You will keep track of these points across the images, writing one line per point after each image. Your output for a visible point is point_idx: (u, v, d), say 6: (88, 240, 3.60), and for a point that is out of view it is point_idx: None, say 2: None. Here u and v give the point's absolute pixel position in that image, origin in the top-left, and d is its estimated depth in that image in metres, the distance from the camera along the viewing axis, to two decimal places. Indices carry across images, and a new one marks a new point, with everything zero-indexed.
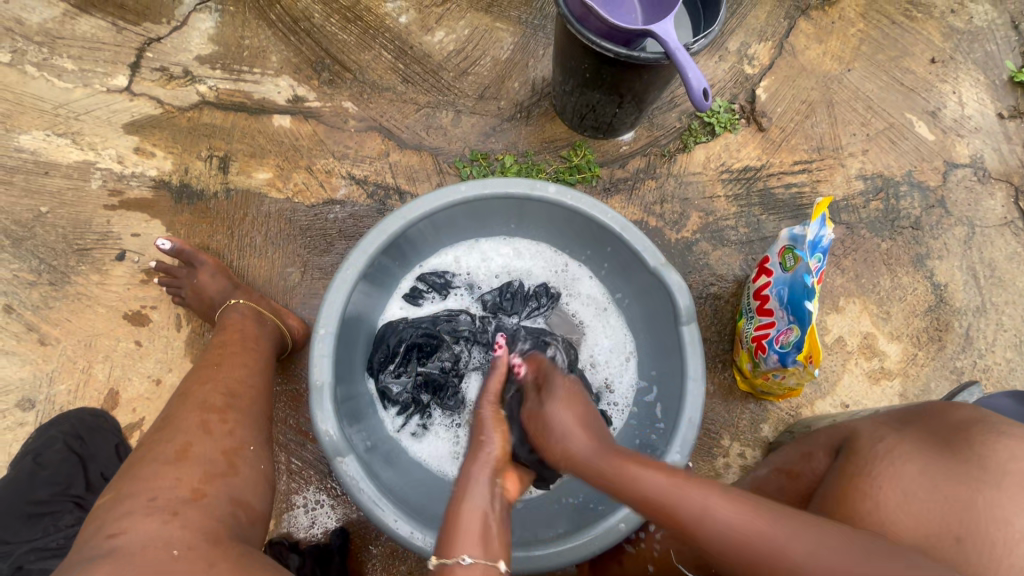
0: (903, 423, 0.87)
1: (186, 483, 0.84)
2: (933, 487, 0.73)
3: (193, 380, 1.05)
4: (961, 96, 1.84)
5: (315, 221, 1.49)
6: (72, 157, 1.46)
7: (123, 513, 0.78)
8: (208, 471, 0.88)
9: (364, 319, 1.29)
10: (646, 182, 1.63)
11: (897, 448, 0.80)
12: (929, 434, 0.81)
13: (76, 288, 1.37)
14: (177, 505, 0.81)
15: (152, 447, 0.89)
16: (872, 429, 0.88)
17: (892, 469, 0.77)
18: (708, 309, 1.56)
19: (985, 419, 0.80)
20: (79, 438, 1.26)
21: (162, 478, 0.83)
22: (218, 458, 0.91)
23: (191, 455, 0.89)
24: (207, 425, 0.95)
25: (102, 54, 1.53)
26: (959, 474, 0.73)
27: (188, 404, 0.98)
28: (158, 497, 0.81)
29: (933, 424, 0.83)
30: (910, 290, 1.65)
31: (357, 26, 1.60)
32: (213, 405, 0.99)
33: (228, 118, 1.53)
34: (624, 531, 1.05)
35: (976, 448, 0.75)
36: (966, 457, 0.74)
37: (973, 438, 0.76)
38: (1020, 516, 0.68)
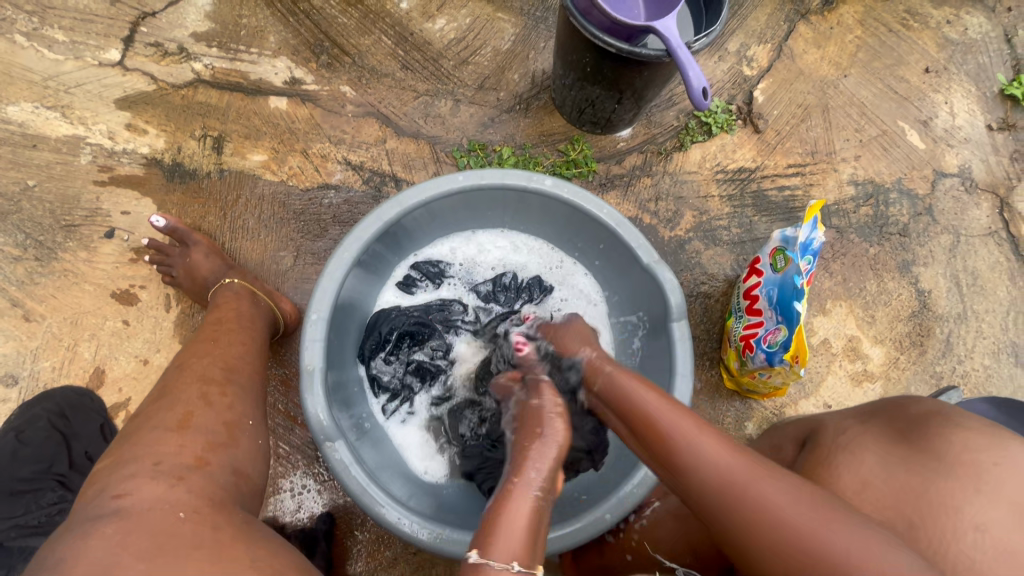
0: (871, 416, 0.89)
1: (189, 450, 0.83)
2: (889, 476, 0.74)
3: (189, 354, 1.04)
4: (953, 106, 1.87)
5: (309, 206, 1.47)
6: (62, 131, 1.43)
7: (128, 474, 0.77)
8: (210, 441, 0.87)
9: (358, 305, 1.29)
10: (642, 180, 1.64)
11: (859, 441, 0.82)
12: (891, 428, 0.82)
13: (64, 265, 1.35)
14: (182, 471, 0.80)
15: (153, 415, 0.88)
16: (838, 422, 0.90)
17: (853, 460, 0.79)
18: (698, 307, 1.57)
19: (946, 413, 0.80)
20: (63, 417, 1.24)
21: (165, 443, 0.83)
22: (218, 428, 0.90)
23: (192, 425, 0.87)
24: (207, 396, 0.94)
25: (94, 26, 1.49)
26: (915, 463, 0.73)
27: (187, 376, 0.97)
28: (162, 463, 0.80)
29: (895, 418, 0.84)
30: (895, 295, 1.68)
31: (357, 10, 1.59)
32: (213, 377, 0.98)
33: (224, 98, 1.51)
34: (608, 522, 1.07)
35: (933, 440, 0.75)
36: (923, 448, 0.75)
37: (932, 431, 0.77)
38: (972, 505, 0.67)
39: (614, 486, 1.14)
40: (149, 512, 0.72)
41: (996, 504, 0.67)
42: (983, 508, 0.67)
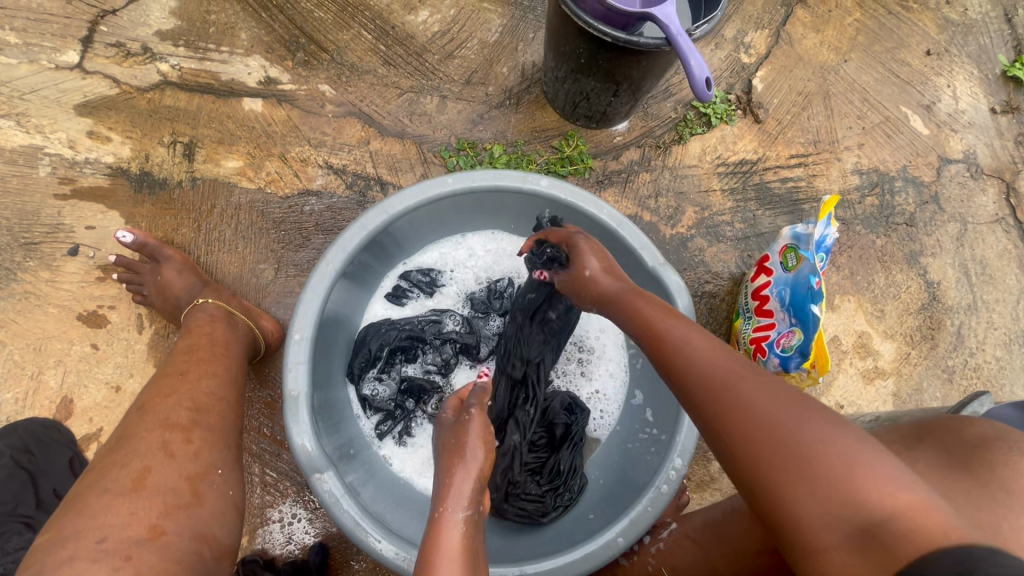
0: (917, 438, 0.80)
1: (141, 519, 0.73)
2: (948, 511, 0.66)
3: (153, 392, 0.93)
4: (956, 90, 1.83)
5: (290, 214, 1.38)
6: (18, 141, 1.33)
7: (64, 559, 0.67)
8: (169, 503, 0.77)
9: (345, 319, 1.21)
10: (641, 175, 1.56)
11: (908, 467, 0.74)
12: (944, 454, 0.73)
13: (24, 286, 1.25)
14: (130, 548, 0.70)
15: (103, 474, 0.78)
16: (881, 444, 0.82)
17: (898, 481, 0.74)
18: (703, 308, 1.50)
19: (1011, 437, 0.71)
20: (29, 452, 1.14)
21: (113, 514, 0.72)
22: (180, 485, 0.79)
23: (150, 484, 0.77)
24: (168, 446, 0.83)
25: (48, 27, 1.39)
26: (980, 498, 0.64)
27: (147, 421, 0.86)
28: (107, 540, 0.70)
29: (948, 439, 0.75)
30: (905, 287, 1.62)
31: (334, 3, 1.50)
32: (176, 422, 0.87)
33: (193, 101, 1.41)
34: (621, 546, 1.00)
35: (998, 469, 0.66)
36: (987, 478, 0.66)
37: (995, 458, 0.68)
38: None
39: (626, 505, 1.08)
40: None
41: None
42: None
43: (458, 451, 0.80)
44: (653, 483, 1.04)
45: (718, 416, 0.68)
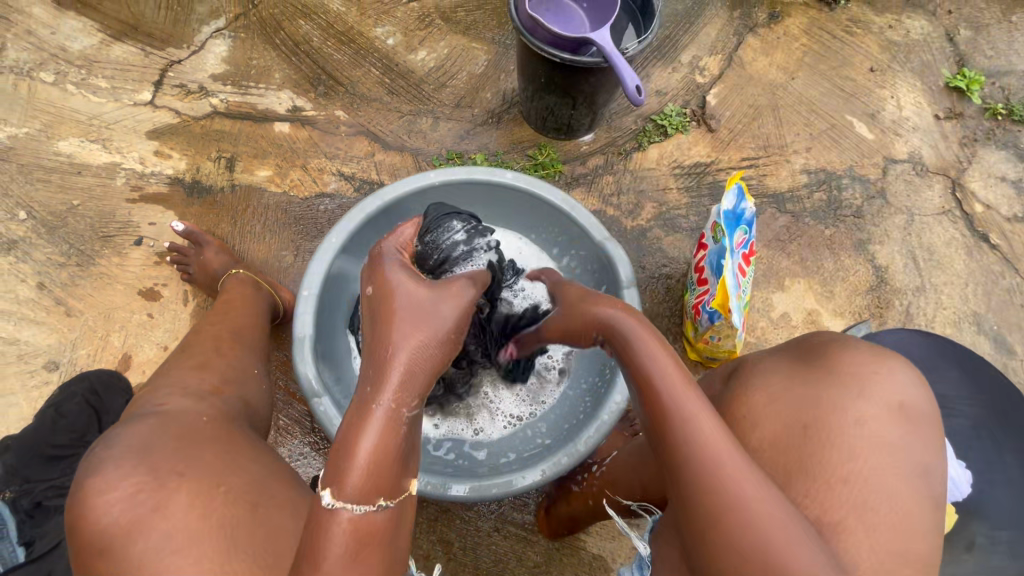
0: (782, 352, 1.04)
1: (207, 381, 1.06)
2: (791, 392, 0.92)
3: (205, 321, 1.27)
4: (899, 100, 2.04)
5: (308, 212, 1.68)
6: (102, 159, 1.69)
7: (163, 393, 0.99)
8: (223, 378, 1.10)
9: (350, 283, 1.47)
10: (604, 177, 1.81)
11: (768, 369, 0.99)
12: (793, 358, 0.99)
13: (100, 269, 1.57)
14: (202, 394, 1.02)
15: (178, 360, 1.12)
16: (756, 359, 1.06)
17: (761, 386, 0.96)
18: (660, 287, 1.69)
19: (839, 341, 0.98)
20: (96, 394, 1.40)
21: (190, 377, 1.06)
22: (231, 370, 1.14)
23: (210, 366, 1.12)
24: (219, 348, 1.18)
25: (131, 74, 1.79)
26: (814, 381, 0.91)
27: (203, 335, 1.21)
28: (188, 387, 1.03)
29: (800, 350, 1.00)
30: (853, 271, 1.78)
31: (350, 48, 1.87)
32: (224, 337, 1.22)
33: (236, 126, 1.76)
34: (566, 465, 1.20)
35: (825, 360, 0.94)
36: (817, 367, 0.93)
37: (828, 354, 0.95)
38: (856, 406, 0.85)
39: (575, 433, 1.27)
40: (177, 415, 0.94)
41: (876, 404, 0.85)
42: (863, 406, 0.85)
43: (381, 367, 0.71)
44: (597, 415, 1.23)
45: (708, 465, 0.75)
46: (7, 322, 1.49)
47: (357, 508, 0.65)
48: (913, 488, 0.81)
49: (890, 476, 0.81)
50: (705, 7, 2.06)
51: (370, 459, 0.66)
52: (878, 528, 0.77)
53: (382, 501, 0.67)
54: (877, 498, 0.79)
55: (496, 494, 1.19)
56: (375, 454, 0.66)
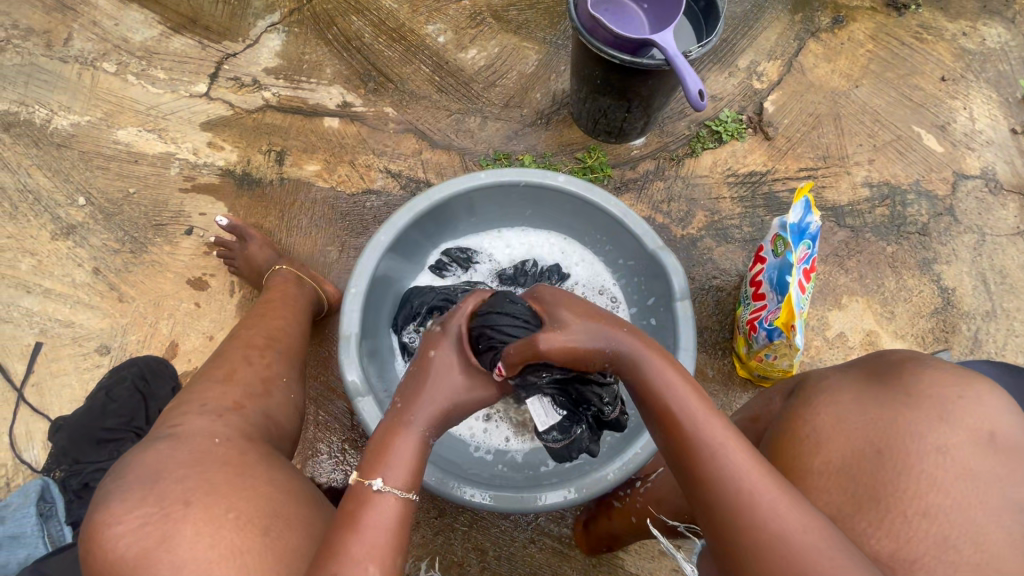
0: (851, 365, 0.97)
1: (229, 396, 0.96)
2: (863, 409, 0.85)
3: (242, 324, 1.19)
4: (972, 112, 1.92)
5: (354, 208, 1.68)
6: (157, 149, 1.72)
7: (180, 412, 0.91)
8: (249, 392, 1.00)
9: (394, 282, 1.47)
10: (654, 183, 1.75)
11: (836, 383, 0.92)
12: (866, 372, 0.92)
13: (151, 256, 1.59)
14: (222, 411, 0.93)
15: (206, 371, 1.03)
16: (821, 373, 0.99)
17: (828, 400, 0.90)
18: (710, 299, 1.63)
19: (918, 358, 0.90)
20: (144, 379, 1.42)
21: (210, 391, 0.96)
22: (257, 382, 1.03)
23: (236, 378, 1.01)
24: (249, 356, 1.08)
25: (188, 67, 1.83)
26: (887, 400, 0.84)
27: (237, 341, 1.12)
28: (208, 403, 0.93)
29: (873, 364, 0.93)
30: (916, 292, 1.68)
31: (401, 44, 1.86)
32: (256, 343, 1.12)
33: (286, 119, 1.77)
34: (611, 482, 1.16)
35: (903, 377, 0.86)
36: (893, 386, 0.86)
37: (904, 370, 0.87)
38: (936, 431, 0.78)
39: (620, 448, 1.23)
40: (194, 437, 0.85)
41: (958, 430, 0.78)
42: (944, 432, 0.78)
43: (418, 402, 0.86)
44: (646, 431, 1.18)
45: (746, 505, 0.71)
46: (63, 304, 1.53)
47: (396, 492, 0.77)
48: (1006, 528, 0.72)
49: (972, 508, 0.73)
50: (765, 10, 1.98)
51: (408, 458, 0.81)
52: (961, 569, 0.70)
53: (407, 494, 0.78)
54: (961, 537, 0.72)
55: (535, 506, 1.16)
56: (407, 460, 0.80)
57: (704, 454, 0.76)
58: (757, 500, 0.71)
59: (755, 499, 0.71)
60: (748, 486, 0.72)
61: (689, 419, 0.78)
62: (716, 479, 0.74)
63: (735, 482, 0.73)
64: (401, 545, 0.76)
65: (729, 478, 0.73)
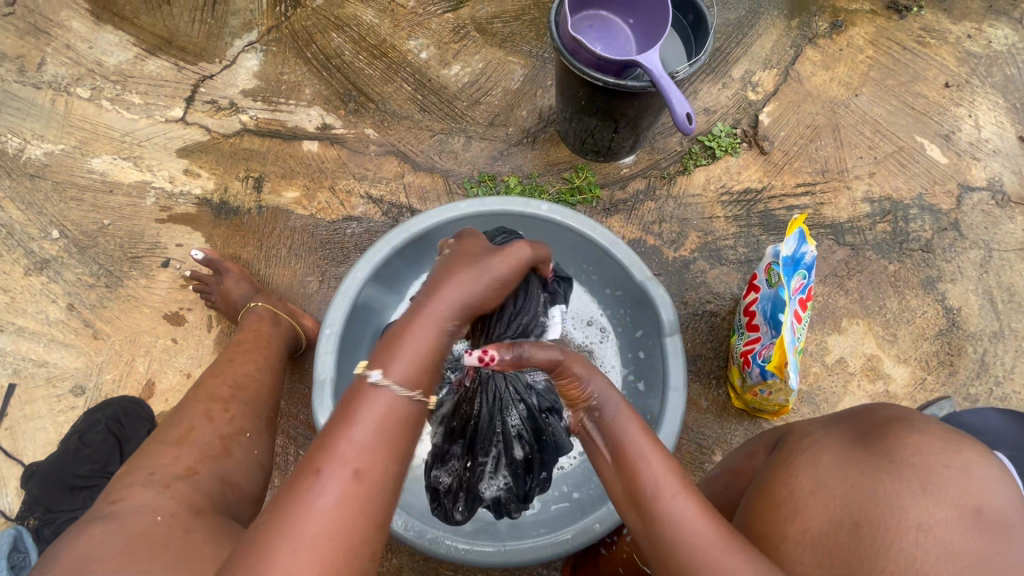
0: (838, 420, 0.92)
1: (181, 462, 0.92)
2: (842, 475, 0.79)
3: (209, 372, 1.15)
4: (978, 119, 1.84)
5: (334, 235, 1.63)
6: (133, 177, 1.67)
7: (125, 484, 0.86)
8: (204, 453, 0.96)
9: (373, 314, 1.41)
10: (645, 204, 1.69)
11: (818, 444, 0.87)
12: (851, 432, 0.85)
13: (127, 291, 1.55)
14: (170, 480, 0.88)
15: (162, 431, 0.99)
16: (805, 426, 0.94)
17: (809, 462, 0.84)
18: (704, 326, 1.57)
19: (906, 418, 0.83)
20: (118, 422, 1.39)
21: (162, 457, 0.92)
22: (214, 442, 0.99)
23: (191, 439, 0.97)
24: (210, 412, 1.04)
25: (164, 90, 1.77)
26: (867, 465, 0.78)
27: (200, 393, 1.08)
28: (155, 473, 0.89)
29: (859, 422, 0.87)
30: (920, 313, 1.62)
31: (382, 62, 1.80)
32: (220, 395, 1.08)
33: (264, 144, 1.72)
34: (598, 532, 1.12)
35: (887, 441, 0.79)
36: (875, 450, 0.79)
37: (889, 433, 0.81)
38: (917, 504, 0.71)
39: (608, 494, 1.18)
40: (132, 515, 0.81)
41: (941, 504, 0.71)
42: (926, 506, 0.71)
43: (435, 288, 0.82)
44: None
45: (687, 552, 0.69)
46: (38, 343, 1.49)
47: (407, 392, 0.69)
48: None
49: None
50: (760, 16, 1.90)
51: (424, 344, 0.75)
52: None
53: (419, 395, 0.71)
54: None
55: (520, 560, 1.11)
56: (428, 346, 0.75)
57: (649, 493, 0.75)
58: (699, 547, 0.69)
59: (695, 544, 0.69)
60: (687, 531, 0.71)
61: (632, 452, 0.79)
62: (658, 522, 0.73)
63: (676, 528, 0.71)
64: (402, 451, 0.68)
65: (669, 521, 0.72)
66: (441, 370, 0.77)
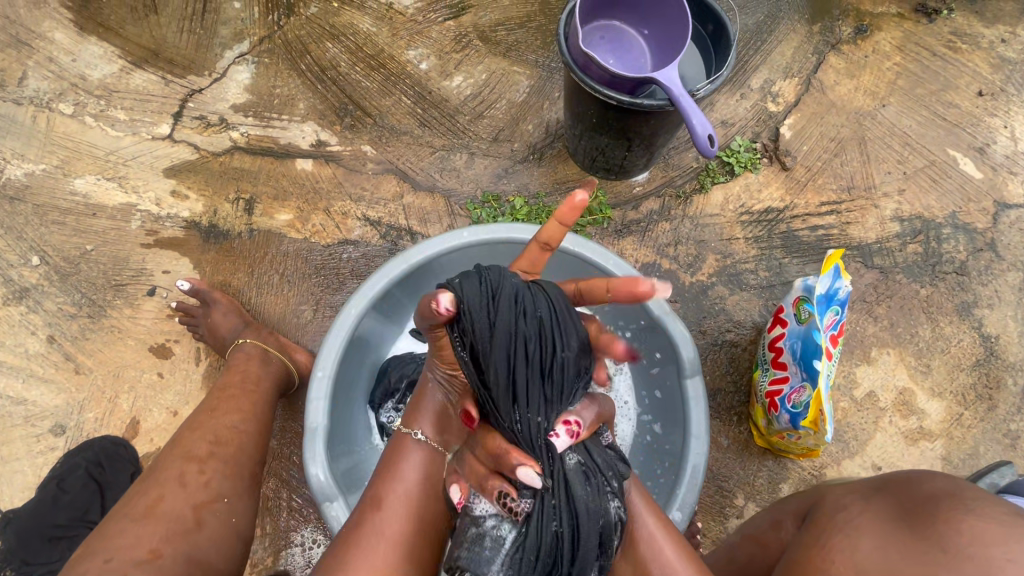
0: (880, 490, 0.77)
1: (145, 542, 0.86)
2: (881, 565, 0.64)
3: (188, 425, 1.09)
4: (1014, 131, 1.73)
5: (329, 260, 1.54)
6: (118, 199, 1.59)
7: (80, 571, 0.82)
8: (172, 529, 0.90)
9: (370, 348, 1.32)
10: (659, 225, 1.59)
11: (859, 524, 0.72)
12: (896, 510, 0.70)
13: (111, 321, 1.47)
14: (130, 567, 0.83)
15: (130, 499, 0.94)
16: (840, 497, 0.81)
17: (846, 547, 0.70)
18: (723, 357, 1.47)
19: (962, 495, 0.67)
20: (99, 465, 1.31)
21: (125, 535, 0.87)
22: (186, 514, 0.93)
23: (159, 510, 0.91)
24: (183, 477, 0.97)
25: (150, 105, 1.68)
26: (913, 555, 0.62)
27: (175, 453, 1.02)
28: (114, 559, 0.83)
29: (905, 497, 0.72)
30: (955, 341, 1.51)
31: (380, 74, 1.70)
32: (196, 454, 1.02)
33: (256, 162, 1.63)
34: None
35: (937, 524, 0.64)
36: (924, 535, 0.64)
37: (940, 513, 0.65)
38: None
39: None
40: None
41: None
42: None
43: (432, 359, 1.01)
44: None
45: None
46: (17, 379, 1.41)
47: (415, 436, 1.02)
48: None
49: None
50: (780, 21, 1.79)
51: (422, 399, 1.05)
52: None
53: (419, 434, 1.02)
54: None
55: None
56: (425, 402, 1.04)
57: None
58: None
59: None
60: None
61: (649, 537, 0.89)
62: None
63: None
64: (420, 505, 0.94)
65: None
66: (450, 420, 1.03)
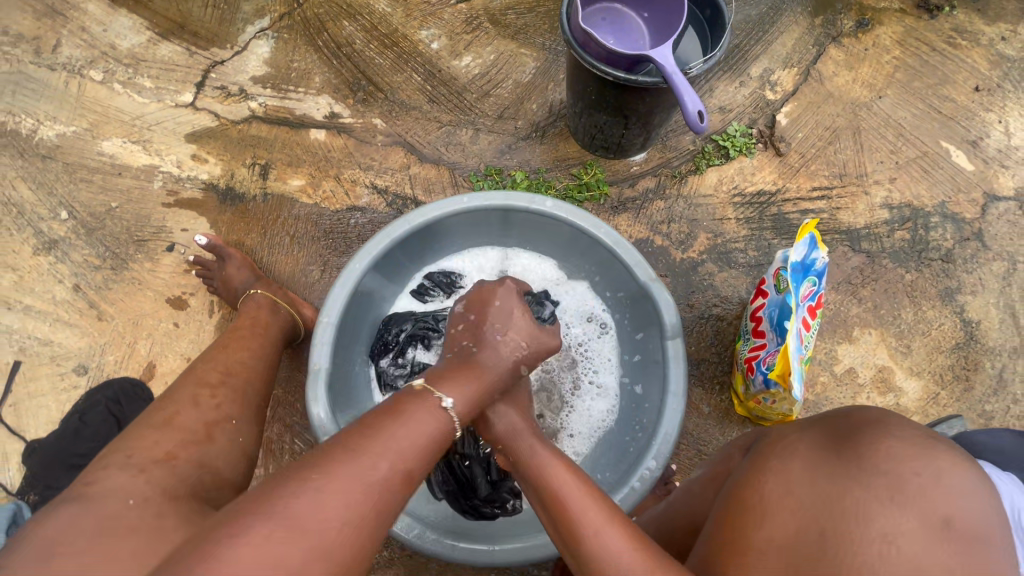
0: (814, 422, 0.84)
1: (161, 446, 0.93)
2: (811, 483, 0.71)
3: (200, 360, 1.17)
4: (1008, 126, 1.76)
5: (338, 225, 1.63)
6: (142, 161, 1.68)
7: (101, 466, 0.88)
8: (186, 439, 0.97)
9: (372, 305, 1.40)
10: (654, 203, 1.65)
11: (793, 446, 0.78)
12: (826, 434, 0.77)
13: (132, 273, 1.56)
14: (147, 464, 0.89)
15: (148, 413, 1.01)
16: (782, 429, 0.87)
17: (779, 467, 0.76)
18: (709, 330, 1.53)
19: (884, 421, 0.75)
20: (117, 403, 1.42)
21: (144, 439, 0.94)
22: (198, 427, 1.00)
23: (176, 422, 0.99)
24: (196, 398, 1.05)
25: (175, 75, 1.78)
26: (837, 471, 0.70)
27: (189, 379, 1.10)
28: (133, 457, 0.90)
29: (835, 423, 0.79)
30: (936, 325, 1.56)
31: (393, 51, 1.78)
32: (208, 381, 1.10)
33: (272, 131, 1.71)
34: None
35: (861, 445, 0.71)
36: (848, 453, 0.71)
37: (864, 436, 0.73)
38: (885, 515, 0.64)
39: None
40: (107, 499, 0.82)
41: (909, 514, 0.63)
42: (894, 516, 0.63)
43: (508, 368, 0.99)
44: (629, 480, 1.15)
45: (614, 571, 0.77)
46: (44, 322, 1.51)
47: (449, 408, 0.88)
48: None
49: None
50: (782, 13, 1.84)
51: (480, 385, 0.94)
52: None
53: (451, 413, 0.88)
54: None
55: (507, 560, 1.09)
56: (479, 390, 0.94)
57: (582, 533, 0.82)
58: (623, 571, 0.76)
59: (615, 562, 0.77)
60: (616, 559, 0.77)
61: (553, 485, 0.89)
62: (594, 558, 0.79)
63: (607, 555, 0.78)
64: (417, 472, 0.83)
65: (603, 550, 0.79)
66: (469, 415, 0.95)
